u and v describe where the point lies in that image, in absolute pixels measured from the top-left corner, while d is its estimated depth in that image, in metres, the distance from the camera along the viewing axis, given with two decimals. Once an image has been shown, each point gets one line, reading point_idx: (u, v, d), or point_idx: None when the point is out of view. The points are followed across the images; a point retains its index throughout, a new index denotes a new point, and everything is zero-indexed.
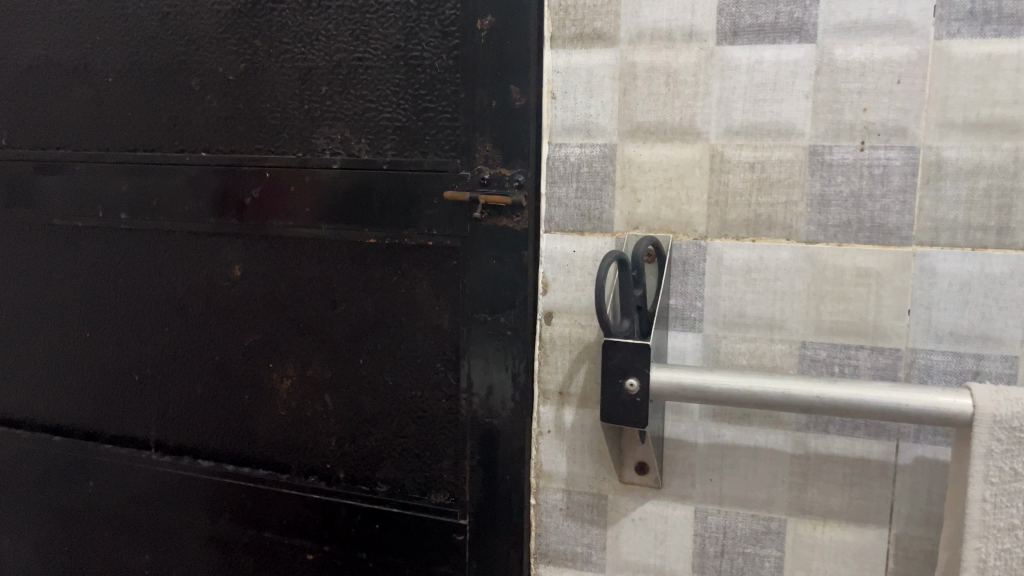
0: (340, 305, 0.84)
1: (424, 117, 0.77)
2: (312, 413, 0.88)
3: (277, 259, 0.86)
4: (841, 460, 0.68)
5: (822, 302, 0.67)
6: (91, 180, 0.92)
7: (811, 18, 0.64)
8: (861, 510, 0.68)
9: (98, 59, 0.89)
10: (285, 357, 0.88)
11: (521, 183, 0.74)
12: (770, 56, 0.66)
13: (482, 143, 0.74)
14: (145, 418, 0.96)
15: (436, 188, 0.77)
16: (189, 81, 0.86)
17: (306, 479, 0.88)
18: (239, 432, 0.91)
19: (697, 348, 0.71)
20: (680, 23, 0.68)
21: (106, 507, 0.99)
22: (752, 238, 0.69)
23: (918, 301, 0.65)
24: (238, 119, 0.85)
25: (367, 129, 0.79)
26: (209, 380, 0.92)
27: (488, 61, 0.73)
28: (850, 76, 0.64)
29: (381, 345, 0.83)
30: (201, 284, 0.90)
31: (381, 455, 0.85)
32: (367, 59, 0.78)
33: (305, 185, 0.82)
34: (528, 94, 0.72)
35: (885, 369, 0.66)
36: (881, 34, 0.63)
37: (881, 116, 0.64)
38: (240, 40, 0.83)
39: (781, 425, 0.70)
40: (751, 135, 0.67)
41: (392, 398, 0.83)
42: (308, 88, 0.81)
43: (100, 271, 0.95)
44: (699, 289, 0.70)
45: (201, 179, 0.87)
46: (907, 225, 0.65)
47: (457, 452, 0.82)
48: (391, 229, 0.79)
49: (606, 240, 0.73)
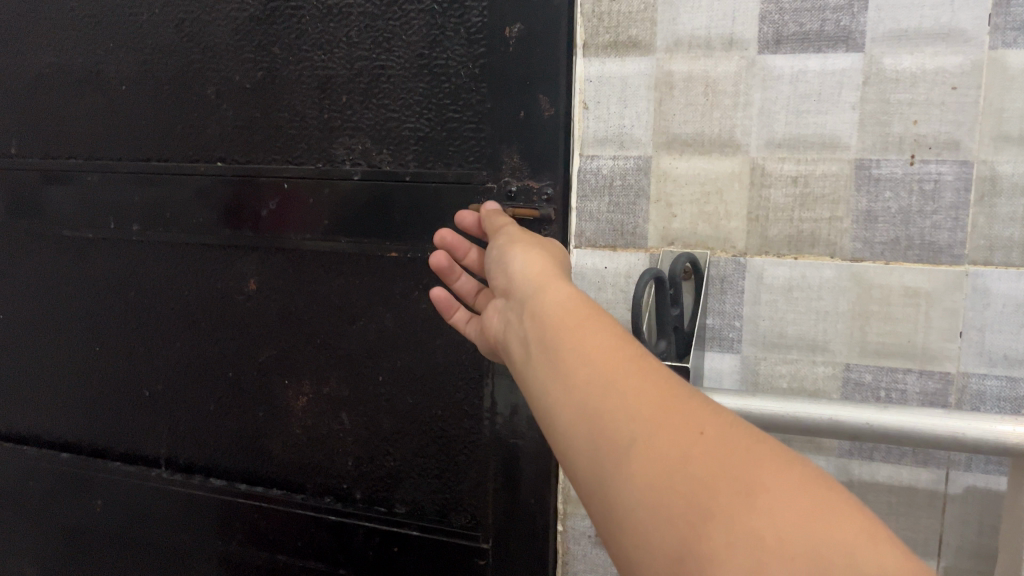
0: (358, 321, 0.82)
1: (448, 127, 0.74)
2: (329, 431, 0.85)
3: (294, 273, 0.84)
4: (887, 489, 0.67)
5: (868, 322, 0.65)
6: (103, 191, 0.90)
7: (858, 26, 0.62)
8: (908, 541, 0.67)
9: (112, 65, 0.87)
10: (301, 373, 0.85)
11: (550, 197, 0.71)
12: (815, 65, 0.63)
13: (509, 155, 0.72)
14: (154, 435, 0.94)
15: (460, 200, 0.74)
16: (205, 89, 0.83)
17: (321, 500, 0.85)
18: (252, 450, 0.88)
19: (735, 370, 0.69)
20: (720, 31, 0.65)
21: (117, 527, 0.96)
22: (794, 255, 0.66)
23: (971, 323, 0.62)
24: (255, 129, 0.82)
25: (389, 139, 0.76)
26: (222, 397, 0.89)
27: (516, 70, 0.70)
28: (899, 87, 0.62)
29: (401, 363, 0.80)
30: (215, 297, 0.88)
31: (400, 476, 0.82)
32: (389, 68, 0.75)
33: (323, 197, 0.79)
34: (557, 104, 0.69)
35: (935, 394, 0.64)
36: (933, 43, 0.60)
37: (933, 129, 0.61)
38: (257, 47, 0.80)
39: (823, 451, 0.69)
40: (794, 148, 0.65)
41: (412, 417, 0.80)
42: (328, 98, 0.78)
43: (110, 283, 0.93)
44: (738, 308, 0.68)
45: (216, 190, 0.84)
46: (959, 242, 0.62)
47: (479, 475, 0.78)
48: (414, 242, 0.77)
49: (640, 256, 0.71)
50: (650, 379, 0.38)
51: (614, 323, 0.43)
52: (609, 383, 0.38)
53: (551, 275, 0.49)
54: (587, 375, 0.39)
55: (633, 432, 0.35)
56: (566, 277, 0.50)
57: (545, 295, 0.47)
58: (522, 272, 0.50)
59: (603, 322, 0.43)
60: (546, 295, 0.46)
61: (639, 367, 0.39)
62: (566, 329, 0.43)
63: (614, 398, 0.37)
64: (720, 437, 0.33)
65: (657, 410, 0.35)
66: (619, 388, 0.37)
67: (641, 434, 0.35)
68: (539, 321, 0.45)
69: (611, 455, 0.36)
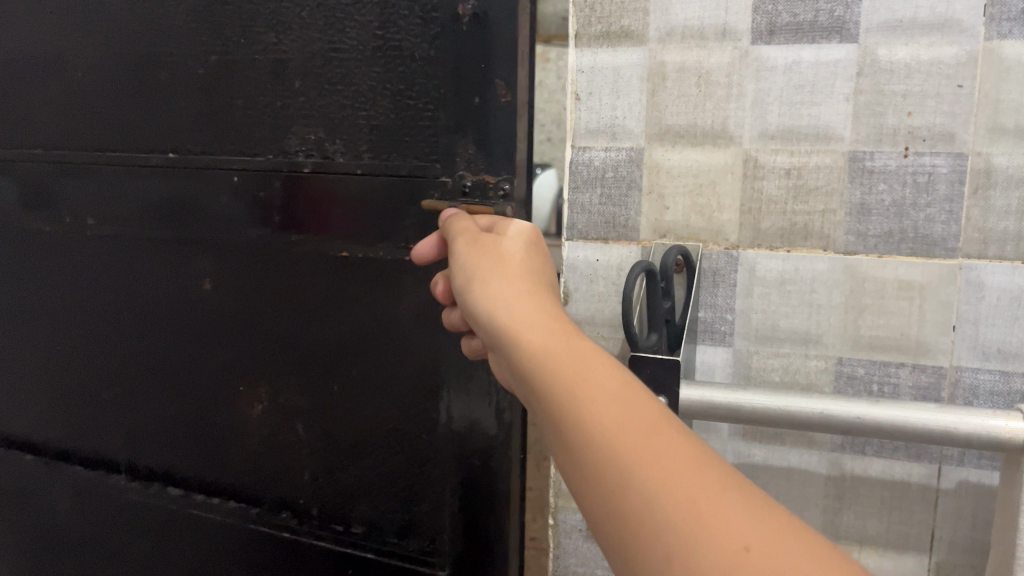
0: (315, 326, 0.81)
1: (403, 115, 0.73)
2: (286, 441, 0.84)
3: (251, 277, 0.83)
4: (880, 484, 0.67)
5: (861, 316, 0.64)
6: (68, 182, 0.90)
7: (852, 17, 0.61)
8: (900, 536, 0.67)
9: (88, 51, 0.85)
10: (260, 381, 0.84)
11: (507, 192, 0.70)
12: (809, 56, 0.63)
13: (464, 147, 0.70)
14: (118, 438, 0.94)
15: (415, 195, 0.73)
16: (160, 75, 0.82)
17: (279, 514, 0.85)
18: (212, 459, 0.88)
19: (728, 364, 0.69)
20: (713, 21, 0.65)
21: (92, 528, 0.97)
22: (787, 247, 0.66)
23: (965, 317, 0.62)
24: (212, 118, 0.81)
25: (344, 128, 0.75)
26: (181, 402, 0.89)
27: (474, 53, 0.68)
28: (894, 78, 0.61)
29: (356, 370, 0.79)
30: (177, 300, 0.87)
31: (357, 492, 0.81)
32: (343, 50, 0.73)
33: (276, 191, 0.79)
34: (513, 90, 0.67)
35: (928, 388, 0.64)
36: (928, 33, 0.60)
37: (927, 120, 0.61)
38: (211, 31, 0.79)
39: (815, 445, 0.68)
40: (786, 139, 0.64)
41: (368, 429, 0.80)
42: (282, 83, 0.77)
43: (74, 282, 0.93)
44: (730, 301, 0.68)
45: (175, 187, 0.84)
46: (953, 235, 0.61)
47: (436, 493, 0.78)
48: (367, 240, 0.76)
49: (632, 249, 0.70)
50: (674, 465, 0.34)
51: (618, 379, 0.39)
52: (628, 472, 0.35)
53: (527, 308, 0.44)
54: (603, 458, 0.36)
55: (665, 536, 0.33)
56: (539, 302, 0.45)
57: (524, 336, 0.43)
58: (496, 306, 0.46)
59: (604, 381, 0.39)
60: (526, 339, 0.43)
61: (659, 446, 0.35)
62: (565, 394, 0.39)
63: (635, 495, 0.34)
64: (763, 554, 0.31)
65: (686, 513, 0.32)
66: (641, 476, 0.34)
67: (675, 542, 0.32)
68: (529, 374, 0.42)
69: (643, 557, 0.33)
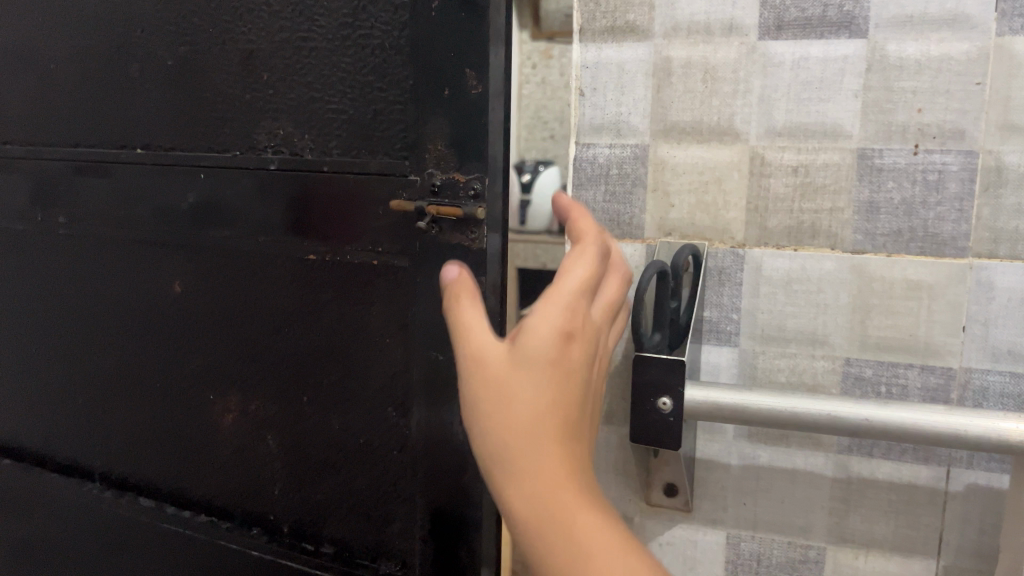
0: (284, 332, 0.79)
1: (372, 109, 0.70)
2: (256, 454, 0.83)
3: (220, 283, 0.82)
4: (887, 487, 0.66)
5: (868, 316, 0.63)
6: (44, 178, 0.90)
7: (862, 11, 0.60)
8: (906, 539, 0.66)
9: (84, 44, 0.84)
10: (229, 391, 0.83)
11: (477, 194, 0.64)
12: (817, 52, 0.62)
13: (434, 143, 0.66)
14: (97, 443, 0.94)
15: (384, 195, 0.69)
16: (131, 67, 0.82)
17: (250, 530, 0.84)
18: (186, 470, 0.88)
19: (733, 364, 0.68)
20: (719, 15, 0.64)
21: (70, 536, 0.97)
22: (794, 246, 0.65)
23: (975, 318, 0.61)
24: (182, 112, 0.80)
25: (312, 123, 0.73)
26: (155, 410, 0.88)
27: (444, 40, 0.64)
28: (903, 74, 0.60)
29: (324, 380, 0.78)
30: (149, 305, 0.86)
31: (328, 510, 0.80)
32: (312, 39, 0.71)
33: (244, 188, 0.77)
34: (484, 82, 0.62)
35: (937, 390, 0.63)
36: (939, 29, 0.59)
37: (937, 117, 0.60)
38: (180, 19, 0.78)
39: (822, 447, 0.68)
40: (794, 136, 0.63)
41: (336, 442, 0.78)
42: (251, 75, 0.75)
43: (54, 285, 0.93)
44: (735, 300, 0.67)
45: (145, 185, 0.83)
46: (963, 235, 0.60)
47: (406, 515, 0.75)
48: (333, 243, 0.73)
49: (637, 247, 0.69)
50: None
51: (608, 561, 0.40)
52: None
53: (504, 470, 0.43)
54: None
55: None
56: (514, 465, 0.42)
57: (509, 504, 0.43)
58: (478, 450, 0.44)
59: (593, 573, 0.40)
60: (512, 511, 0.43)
61: None
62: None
63: None
64: None
65: None
66: None
67: None
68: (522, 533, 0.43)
69: None
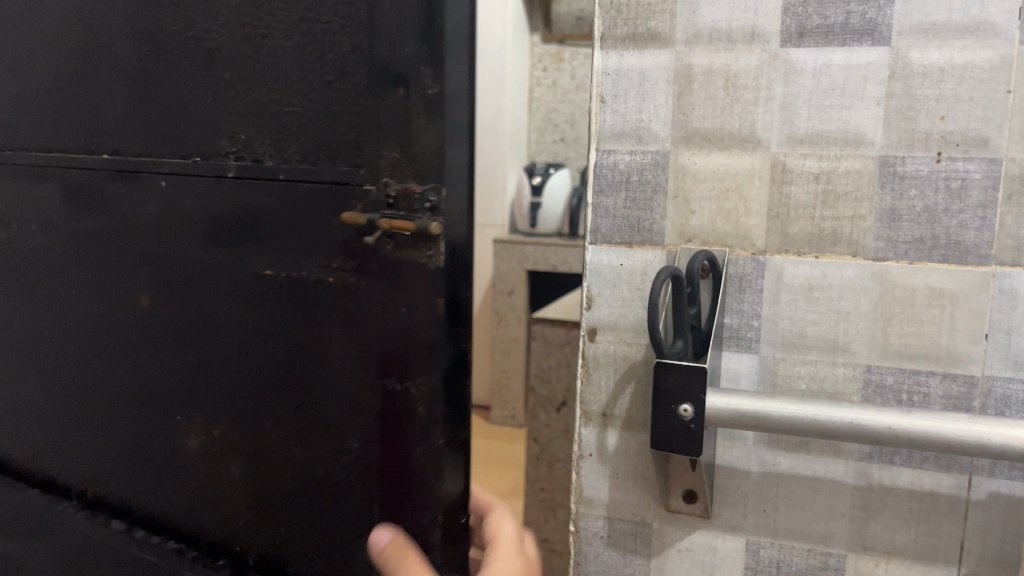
0: (245, 353, 0.75)
1: (327, 111, 0.66)
2: (217, 486, 0.78)
3: (180, 299, 0.77)
4: (908, 494, 0.69)
5: (891, 323, 0.67)
6: (8, 183, 0.87)
7: (884, 19, 0.64)
8: (927, 548, 0.69)
9: (48, 38, 0.81)
10: (191, 416, 0.79)
11: (434, 209, 0.62)
12: (839, 59, 0.65)
13: (389, 152, 0.63)
14: (58, 466, 0.91)
15: (335, 208, 0.66)
16: (94, 62, 0.78)
17: (209, 566, 0.80)
18: (147, 498, 0.84)
19: (753, 371, 0.71)
20: (742, 23, 0.67)
21: (26, 564, 0.93)
22: (815, 254, 0.68)
23: (997, 324, 0.64)
24: (142, 110, 0.76)
25: (268, 125, 0.70)
26: (117, 432, 0.85)
27: (402, 32, 0.61)
28: (926, 82, 0.64)
29: (286, 407, 0.73)
30: (116, 324, 0.82)
31: (290, 549, 0.75)
32: (269, 33, 0.68)
33: (205, 200, 0.74)
34: (441, 80, 0.60)
35: (959, 397, 0.66)
36: (962, 36, 0.62)
37: (960, 125, 0.63)
38: (140, 13, 0.75)
39: (842, 454, 0.71)
40: (815, 143, 0.67)
41: (299, 477, 0.74)
42: (209, 72, 0.72)
43: (14, 298, 0.89)
44: (756, 307, 0.70)
45: (108, 192, 0.80)
46: (985, 243, 0.64)
47: (369, 558, 0.71)
48: (293, 260, 0.70)
49: (657, 253, 0.73)
50: None
51: None
52: None
53: None
54: None
55: None
56: None
57: None
58: None
59: None
60: None
61: None
62: None
63: None
64: None
65: None
66: None
67: None
68: None
69: None
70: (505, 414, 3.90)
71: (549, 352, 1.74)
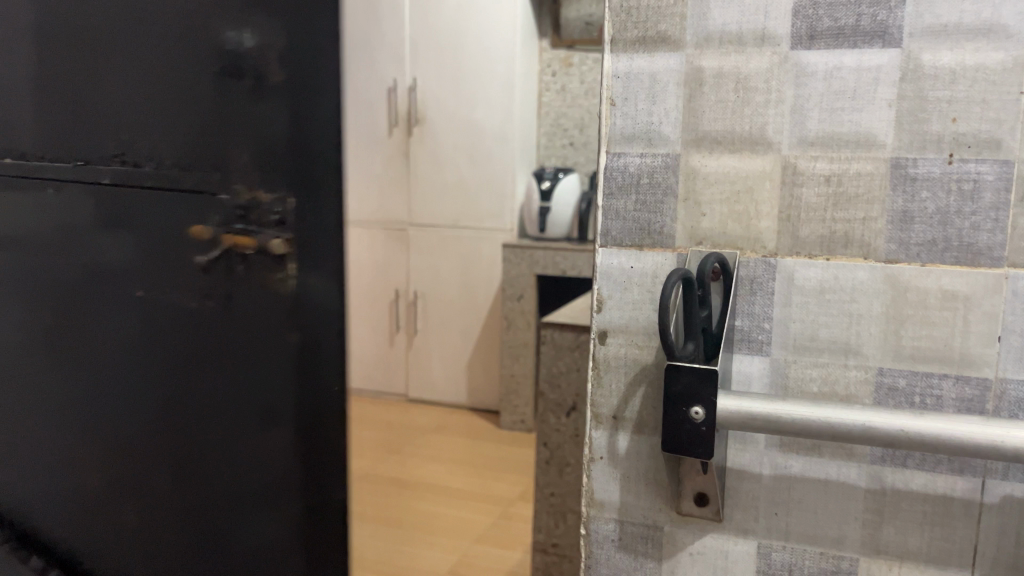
0: (196, 341, 1.20)
1: (210, 134, 1.12)
2: (193, 429, 1.24)
3: (160, 312, 1.22)
4: (921, 498, 0.69)
5: (903, 326, 0.67)
6: (53, 237, 1.31)
7: (895, 21, 0.64)
8: (940, 552, 0.69)
9: (70, 113, 1.25)
10: (171, 386, 1.24)
11: (278, 207, 1.11)
12: (850, 61, 0.66)
13: (243, 155, 1.11)
14: (91, 427, 1.35)
15: (214, 211, 1.13)
16: (94, 122, 1.22)
17: (192, 478, 1.26)
18: (148, 444, 1.29)
19: (764, 373, 0.71)
20: (753, 26, 0.68)
21: (87, 495, 1.39)
22: (827, 256, 0.68)
23: (1010, 327, 0.65)
24: (120, 156, 1.21)
25: (183, 155, 1.15)
26: (127, 401, 1.29)
27: (246, 74, 1.09)
28: (937, 83, 0.64)
29: (227, 372, 1.19)
30: (123, 331, 1.27)
31: (239, 457, 1.22)
32: (175, 85, 1.14)
33: (162, 235, 1.19)
34: (270, 83, 1.08)
35: (972, 400, 0.66)
36: (973, 39, 0.63)
37: (972, 127, 0.63)
38: (121, 96, 1.19)
39: (855, 457, 0.70)
40: (826, 146, 0.67)
41: (240, 415, 1.20)
42: (152, 125, 1.17)
43: (60, 318, 1.34)
44: (767, 310, 0.70)
45: (110, 240, 1.25)
46: (998, 245, 0.64)
47: (284, 451, 1.19)
48: (214, 268, 1.16)
49: (667, 256, 0.73)
50: None
51: None
52: None
53: None
54: None
55: None
56: None
57: None
58: None
59: None
60: None
61: None
62: None
63: None
64: None
65: None
66: None
67: None
68: None
69: None
70: (515, 419, 3.90)
71: (560, 356, 1.74)
